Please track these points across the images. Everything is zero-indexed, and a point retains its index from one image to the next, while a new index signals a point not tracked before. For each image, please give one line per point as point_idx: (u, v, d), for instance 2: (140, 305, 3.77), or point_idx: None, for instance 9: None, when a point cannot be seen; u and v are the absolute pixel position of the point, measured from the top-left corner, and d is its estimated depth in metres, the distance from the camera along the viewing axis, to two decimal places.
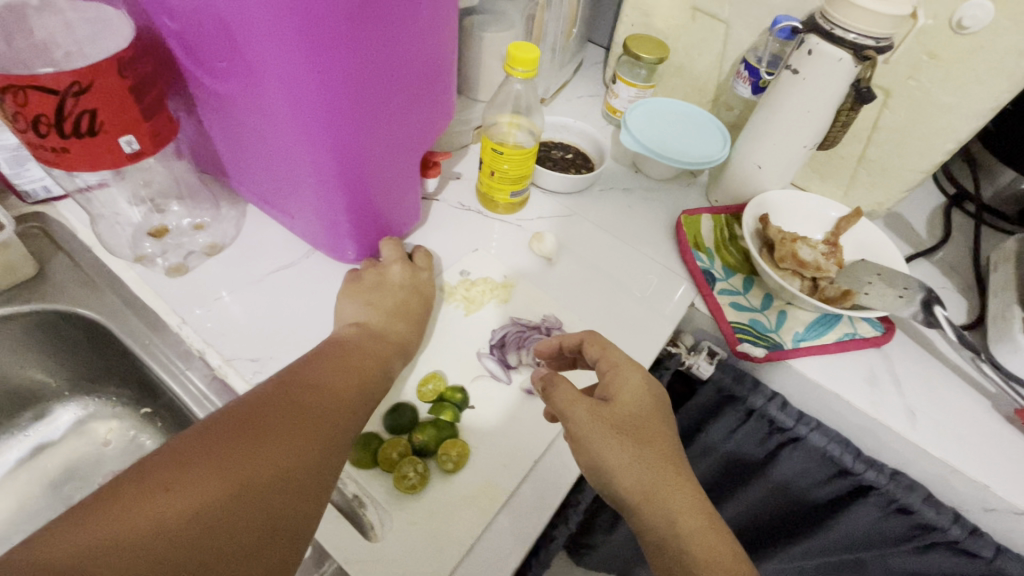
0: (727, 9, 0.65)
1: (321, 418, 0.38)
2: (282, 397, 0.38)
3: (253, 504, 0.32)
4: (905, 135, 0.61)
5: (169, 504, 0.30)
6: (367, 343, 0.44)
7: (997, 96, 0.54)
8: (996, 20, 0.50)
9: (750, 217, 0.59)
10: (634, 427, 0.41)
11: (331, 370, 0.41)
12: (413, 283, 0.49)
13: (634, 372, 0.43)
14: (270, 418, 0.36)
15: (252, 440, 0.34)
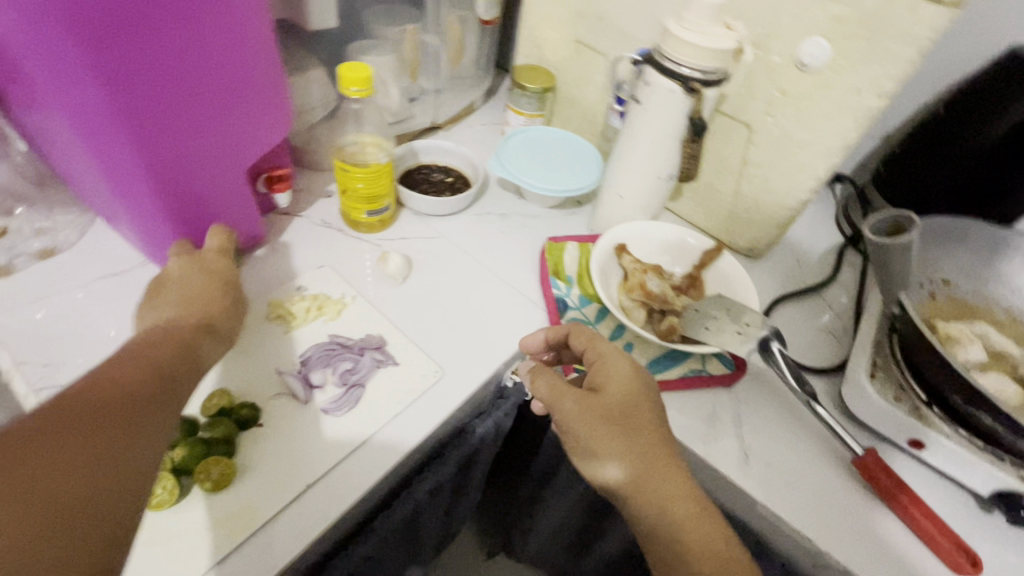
0: (604, 42, 0.66)
1: (168, 399, 0.35)
2: (114, 374, 0.33)
3: (123, 486, 0.29)
4: (771, 172, 0.60)
5: (27, 492, 0.25)
6: (168, 323, 0.41)
7: (845, 134, 0.53)
8: (834, 59, 0.50)
9: (607, 244, 0.58)
10: (621, 415, 0.44)
11: (143, 350, 0.37)
12: (204, 261, 0.48)
13: (621, 363, 0.47)
14: (119, 392, 0.32)
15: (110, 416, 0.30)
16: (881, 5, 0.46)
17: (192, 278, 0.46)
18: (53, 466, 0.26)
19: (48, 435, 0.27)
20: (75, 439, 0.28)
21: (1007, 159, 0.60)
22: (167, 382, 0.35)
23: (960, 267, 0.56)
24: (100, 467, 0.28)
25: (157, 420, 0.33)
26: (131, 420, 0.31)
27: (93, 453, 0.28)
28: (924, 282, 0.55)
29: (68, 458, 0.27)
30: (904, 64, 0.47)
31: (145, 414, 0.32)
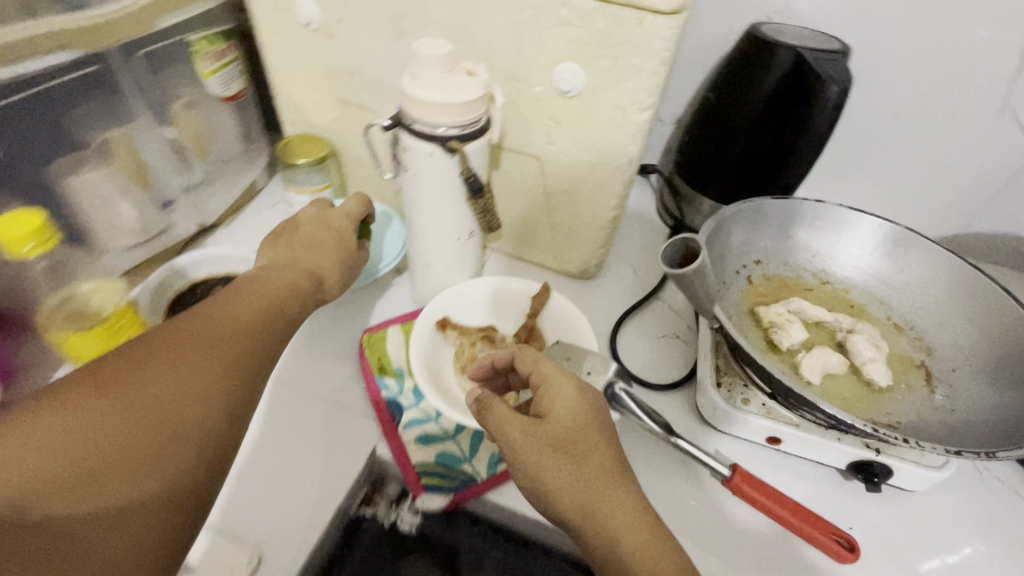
0: (366, 97, 0.58)
1: (251, 340, 0.40)
2: (211, 311, 0.40)
3: (192, 424, 0.35)
4: (574, 197, 0.58)
5: (105, 429, 0.32)
6: (294, 275, 0.47)
7: (625, 150, 0.51)
8: (589, 82, 0.48)
9: (426, 325, 0.52)
10: (570, 442, 0.40)
11: (252, 293, 0.43)
12: (336, 233, 0.52)
13: (568, 387, 0.42)
14: (197, 333, 0.38)
15: (184, 356, 0.36)
16: (612, 23, 0.44)
17: (337, 253, 0.51)
18: (127, 404, 0.33)
19: (121, 374, 0.34)
20: (143, 377, 0.34)
21: (774, 125, 0.62)
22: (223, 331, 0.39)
23: (766, 245, 0.57)
24: (165, 407, 0.34)
25: (236, 352, 0.39)
26: (175, 356, 0.36)
27: (158, 392, 0.34)
28: (740, 268, 0.56)
29: (144, 392, 0.34)
30: (652, 76, 0.45)
31: (222, 350, 0.38)
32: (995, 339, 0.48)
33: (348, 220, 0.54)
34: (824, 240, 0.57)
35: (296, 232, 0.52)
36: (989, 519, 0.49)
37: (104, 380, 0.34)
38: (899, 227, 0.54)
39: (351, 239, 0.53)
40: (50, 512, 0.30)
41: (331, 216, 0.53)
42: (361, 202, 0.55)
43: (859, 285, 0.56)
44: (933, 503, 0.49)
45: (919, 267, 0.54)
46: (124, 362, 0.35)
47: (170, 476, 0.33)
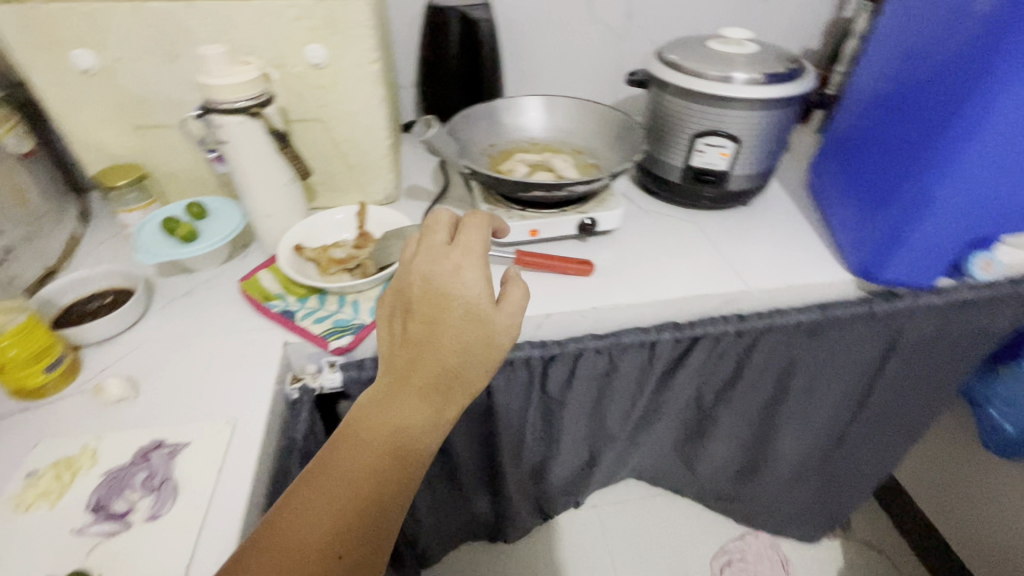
0: (161, 116, 0.72)
1: (364, 511, 0.43)
2: (336, 475, 0.44)
3: None
4: (356, 140, 0.80)
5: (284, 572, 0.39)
6: (416, 409, 0.47)
7: (375, 93, 0.76)
8: (330, 53, 0.71)
9: (285, 249, 0.70)
10: (612, 140, 0.84)
11: (372, 434, 0.46)
12: (458, 302, 0.50)
13: (591, 147, 0.86)
14: (320, 502, 0.42)
15: (316, 515, 0.42)
16: (328, 10, 0.67)
17: (458, 344, 0.49)
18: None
19: (264, 546, 0.40)
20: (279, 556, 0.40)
21: (467, 58, 0.92)
22: (341, 497, 0.43)
23: (494, 132, 0.85)
24: (312, 553, 0.40)
25: (351, 523, 0.42)
26: (314, 509, 0.42)
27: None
28: (482, 149, 0.83)
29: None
30: (369, 37, 0.70)
31: (333, 536, 0.41)
32: (615, 129, 0.84)
33: (469, 290, 0.50)
34: (526, 119, 0.87)
35: (414, 307, 0.50)
36: (658, 232, 0.84)
37: (273, 529, 0.41)
38: (559, 95, 0.87)
39: (483, 315, 0.49)
40: None
41: (444, 281, 0.50)
42: (481, 264, 0.51)
43: (556, 137, 0.87)
44: (630, 235, 0.84)
45: (578, 113, 0.87)
46: (284, 514, 0.42)
47: None
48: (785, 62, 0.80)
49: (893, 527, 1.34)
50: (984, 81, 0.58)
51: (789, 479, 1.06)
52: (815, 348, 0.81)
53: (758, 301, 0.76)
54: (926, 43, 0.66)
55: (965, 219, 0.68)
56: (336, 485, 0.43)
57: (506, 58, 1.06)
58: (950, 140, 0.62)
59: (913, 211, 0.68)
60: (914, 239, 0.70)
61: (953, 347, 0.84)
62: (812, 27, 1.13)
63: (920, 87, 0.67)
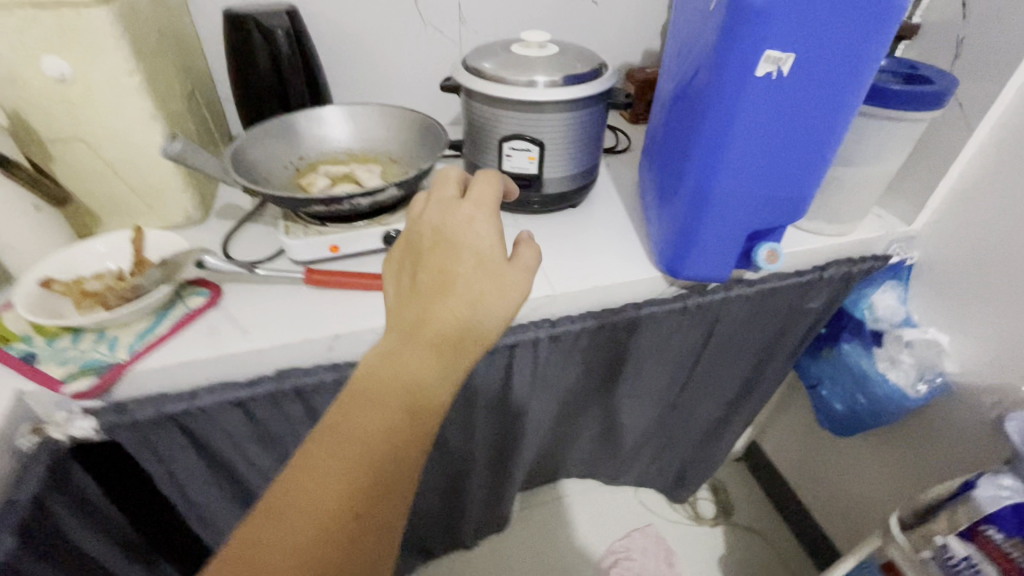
0: None
1: (375, 471, 0.41)
2: (344, 434, 0.42)
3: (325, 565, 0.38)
4: (133, 160, 0.73)
5: (296, 538, 0.38)
6: (427, 360, 0.45)
7: (143, 108, 0.69)
8: (74, 65, 0.64)
9: (28, 285, 0.63)
10: (420, 147, 0.81)
11: (386, 387, 0.44)
12: (469, 251, 0.48)
13: (404, 155, 0.82)
14: (329, 464, 0.40)
15: (323, 477, 0.40)
16: (59, 18, 0.61)
17: (468, 293, 0.46)
18: (287, 557, 0.37)
19: (275, 512, 0.39)
20: (290, 522, 0.39)
21: (272, 67, 0.86)
22: (347, 458, 0.41)
23: (301, 143, 0.81)
24: (323, 519, 0.39)
25: (362, 486, 0.40)
26: (321, 473, 0.40)
27: (304, 540, 0.38)
28: (285, 164, 0.79)
29: (291, 540, 0.38)
30: (118, 48, 0.64)
31: (346, 498, 0.40)
32: (424, 135, 0.81)
33: (480, 241, 0.49)
34: (339, 128, 0.84)
35: (423, 256, 0.49)
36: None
37: (279, 498, 0.40)
38: (372, 102, 0.84)
39: (491, 265, 0.48)
40: None
41: (455, 229, 0.50)
42: (491, 218, 0.51)
43: (371, 146, 0.84)
44: None
45: (394, 120, 0.84)
46: (289, 481, 0.40)
47: None
48: (586, 64, 0.79)
49: (770, 509, 1.39)
50: (719, 75, 0.58)
51: (638, 436, 1.13)
52: (634, 340, 0.84)
53: (566, 304, 0.76)
54: (686, 38, 0.66)
55: (744, 210, 0.68)
56: (342, 446, 0.41)
57: (335, 66, 1.02)
58: (705, 135, 0.63)
59: (693, 206, 0.69)
60: (701, 233, 0.71)
61: (759, 325, 0.91)
62: (647, 31, 1.15)
63: (685, 82, 0.67)
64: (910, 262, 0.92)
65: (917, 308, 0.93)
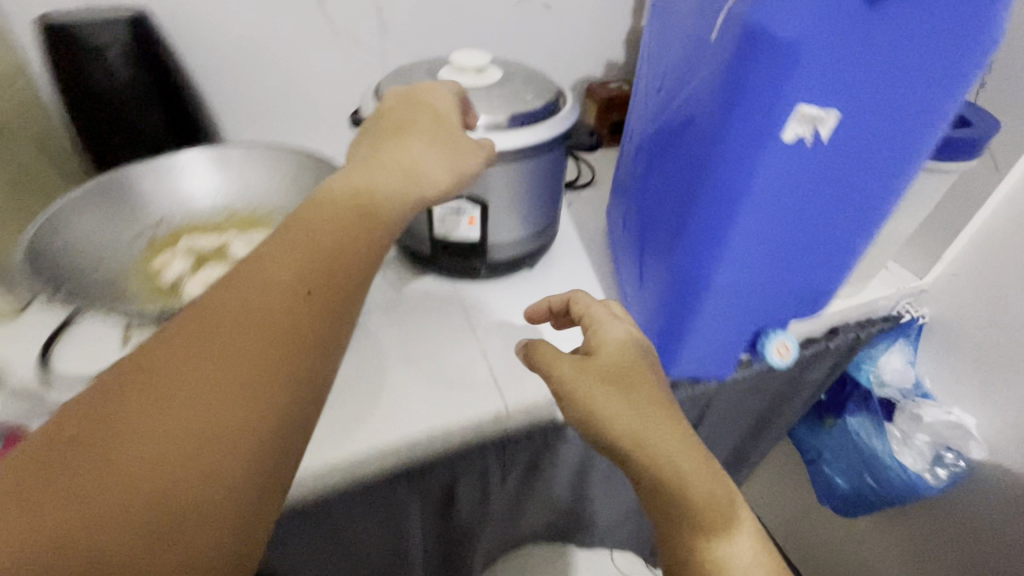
0: None
1: (294, 317, 0.31)
2: (232, 291, 0.32)
3: (221, 450, 0.27)
4: None
5: (167, 432, 0.27)
6: (388, 176, 0.42)
7: None
8: None
9: None
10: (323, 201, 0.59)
11: (308, 239, 0.35)
12: (427, 107, 0.49)
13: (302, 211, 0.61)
14: (225, 328, 0.30)
15: (214, 337, 0.29)
16: None
17: (439, 134, 0.48)
18: (176, 442, 0.27)
19: (128, 394, 0.27)
20: (162, 397, 0.27)
21: (115, 102, 0.62)
22: (241, 319, 0.30)
23: (155, 200, 0.60)
24: (217, 390, 0.28)
25: (275, 347, 0.30)
26: (203, 340, 0.29)
27: (191, 430, 0.27)
28: (129, 235, 0.57)
29: (159, 438, 0.27)
30: None
31: (262, 358, 0.30)
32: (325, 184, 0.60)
33: (443, 100, 0.51)
34: (210, 175, 0.62)
35: (388, 118, 0.49)
36: (410, 336, 0.65)
37: (146, 370, 0.28)
38: (255, 139, 0.63)
39: (449, 122, 0.49)
40: (61, 540, 0.24)
41: (421, 92, 0.51)
42: (453, 87, 0.53)
43: (257, 200, 0.63)
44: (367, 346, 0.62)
45: (285, 162, 0.63)
46: (144, 362, 0.29)
47: (220, 480, 0.27)
48: (534, 91, 0.60)
49: None
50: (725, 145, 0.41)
51: (615, 517, 0.99)
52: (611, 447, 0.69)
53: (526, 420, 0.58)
54: (676, 76, 0.48)
55: (748, 298, 0.51)
56: (239, 314, 0.31)
57: (221, 85, 0.78)
58: (701, 221, 0.45)
59: (682, 301, 0.51)
60: (691, 332, 0.54)
61: (751, 403, 0.76)
62: (613, 39, 0.97)
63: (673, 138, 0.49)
64: (921, 320, 0.79)
65: (928, 371, 0.80)
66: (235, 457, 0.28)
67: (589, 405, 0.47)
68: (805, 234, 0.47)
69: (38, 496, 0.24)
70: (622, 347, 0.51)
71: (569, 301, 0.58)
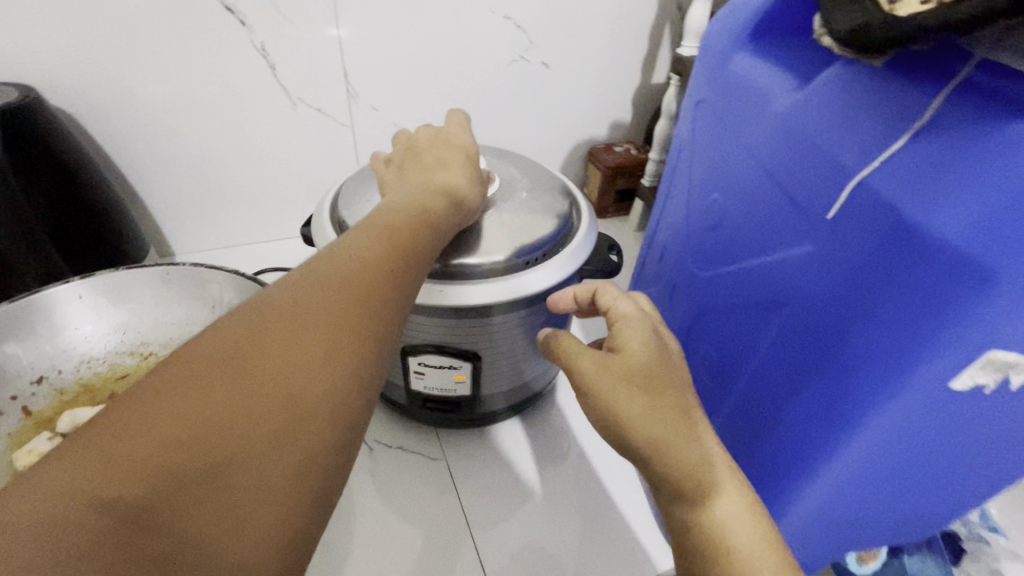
0: None
1: (381, 276, 0.28)
2: (348, 243, 0.30)
3: (312, 402, 0.23)
4: None
5: (283, 360, 0.23)
6: (431, 197, 0.38)
7: None
8: None
9: None
10: None
11: (363, 232, 0.31)
12: (459, 150, 0.45)
13: None
14: (330, 272, 0.27)
15: (305, 291, 0.26)
16: None
17: (469, 164, 0.44)
18: (263, 393, 0.22)
19: (244, 327, 0.24)
20: (261, 340, 0.24)
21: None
22: (333, 271, 0.27)
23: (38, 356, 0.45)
24: (309, 339, 0.24)
25: (373, 292, 0.27)
26: (316, 284, 0.26)
27: (285, 371, 0.23)
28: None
29: (279, 359, 0.23)
30: None
31: (357, 306, 0.26)
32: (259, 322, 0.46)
33: (468, 140, 0.47)
34: (115, 311, 0.47)
35: (418, 156, 0.45)
36: (377, 517, 0.49)
37: (253, 314, 0.25)
38: (174, 262, 0.47)
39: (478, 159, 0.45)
40: (148, 484, 0.19)
41: (446, 130, 0.47)
42: (464, 123, 0.49)
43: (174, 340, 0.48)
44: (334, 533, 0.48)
45: (216, 294, 0.48)
46: (254, 307, 0.25)
47: (303, 445, 0.22)
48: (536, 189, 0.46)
49: None
50: (856, 382, 0.27)
51: None
52: None
53: None
54: (754, 233, 0.35)
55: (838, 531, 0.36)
56: (336, 264, 0.28)
57: (143, 168, 0.64)
58: (806, 460, 0.32)
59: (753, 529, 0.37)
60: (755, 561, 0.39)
61: None
62: (619, 95, 0.83)
63: (752, 314, 0.35)
64: None
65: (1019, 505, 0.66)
66: (321, 416, 0.23)
67: (609, 402, 0.31)
68: (937, 480, 0.32)
69: (118, 429, 0.20)
70: (653, 340, 0.32)
71: (592, 292, 0.38)
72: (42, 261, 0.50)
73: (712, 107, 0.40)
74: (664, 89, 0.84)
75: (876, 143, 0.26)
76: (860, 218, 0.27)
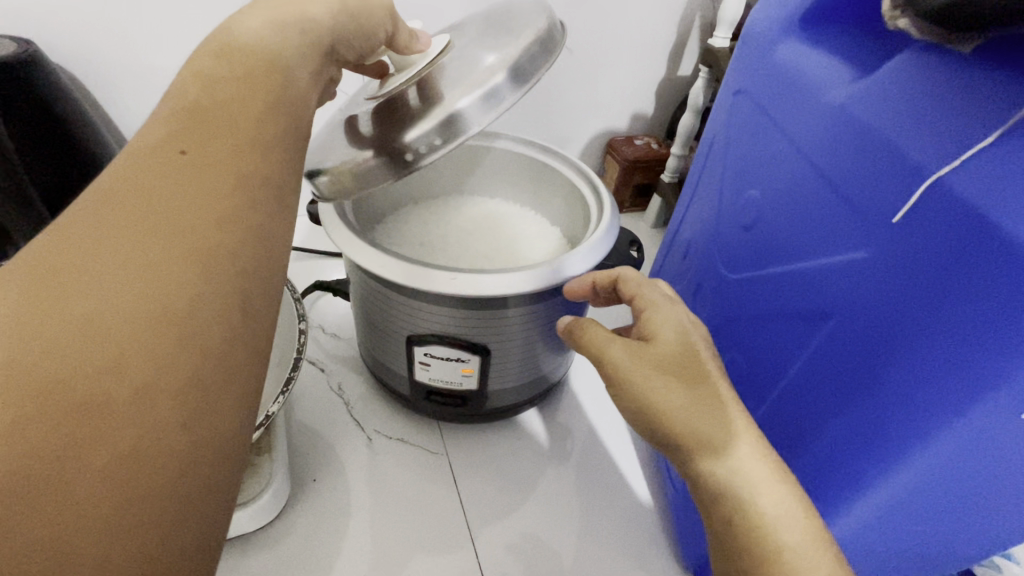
0: None
1: (219, 193, 0.20)
2: (178, 146, 0.20)
3: (129, 377, 0.16)
4: None
5: (72, 324, 0.16)
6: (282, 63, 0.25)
7: None
8: None
9: None
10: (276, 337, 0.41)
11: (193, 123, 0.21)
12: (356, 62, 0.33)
13: None
14: (147, 194, 0.19)
15: (108, 220, 0.18)
16: None
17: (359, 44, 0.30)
18: (51, 372, 0.16)
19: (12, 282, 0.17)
20: (35, 300, 0.16)
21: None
22: (146, 190, 0.19)
23: None
24: (114, 290, 0.17)
25: (211, 214, 0.19)
26: (120, 210, 0.19)
27: (79, 338, 0.16)
28: None
29: (67, 318, 0.16)
30: None
31: (187, 237, 0.19)
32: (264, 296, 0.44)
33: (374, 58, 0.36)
34: None
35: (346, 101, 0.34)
36: (374, 509, 0.47)
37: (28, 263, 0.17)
38: None
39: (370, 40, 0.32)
40: None
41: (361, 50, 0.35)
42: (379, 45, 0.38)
43: None
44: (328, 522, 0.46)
45: None
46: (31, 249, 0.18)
47: (117, 441, 0.16)
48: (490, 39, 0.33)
49: None
50: (921, 395, 0.25)
51: None
52: None
53: None
54: (797, 237, 0.32)
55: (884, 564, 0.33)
56: (150, 180, 0.20)
57: None
58: (847, 481, 0.29)
59: None
60: None
61: None
62: (642, 86, 0.79)
63: (794, 318, 0.32)
64: None
65: None
66: (140, 392, 0.16)
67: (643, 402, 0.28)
68: None
69: None
70: (685, 327, 0.31)
71: (615, 279, 0.35)
72: (32, 223, 0.48)
73: (755, 96, 0.37)
74: (688, 82, 0.81)
75: (952, 143, 0.24)
76: (929, 228, 0.24)
